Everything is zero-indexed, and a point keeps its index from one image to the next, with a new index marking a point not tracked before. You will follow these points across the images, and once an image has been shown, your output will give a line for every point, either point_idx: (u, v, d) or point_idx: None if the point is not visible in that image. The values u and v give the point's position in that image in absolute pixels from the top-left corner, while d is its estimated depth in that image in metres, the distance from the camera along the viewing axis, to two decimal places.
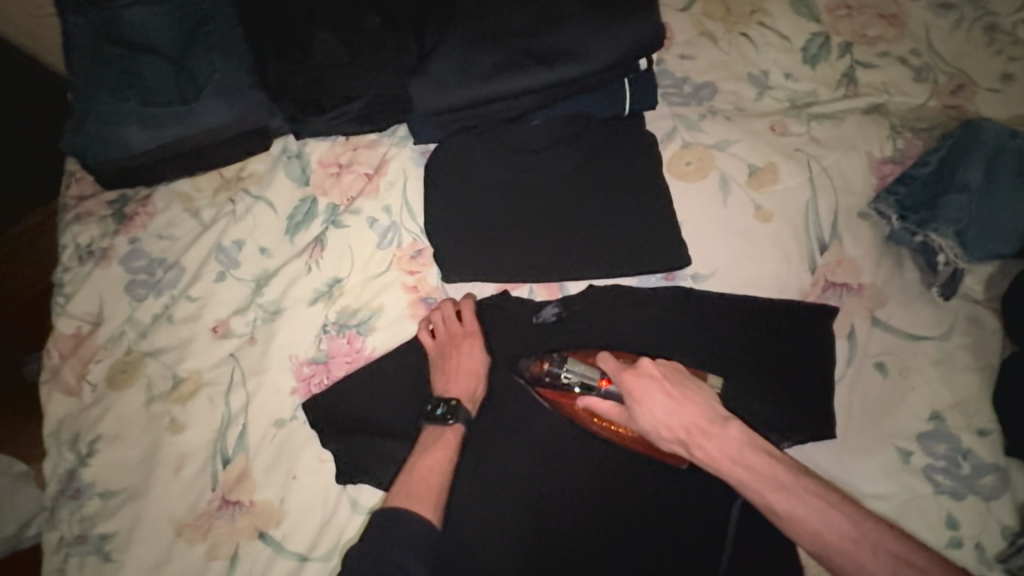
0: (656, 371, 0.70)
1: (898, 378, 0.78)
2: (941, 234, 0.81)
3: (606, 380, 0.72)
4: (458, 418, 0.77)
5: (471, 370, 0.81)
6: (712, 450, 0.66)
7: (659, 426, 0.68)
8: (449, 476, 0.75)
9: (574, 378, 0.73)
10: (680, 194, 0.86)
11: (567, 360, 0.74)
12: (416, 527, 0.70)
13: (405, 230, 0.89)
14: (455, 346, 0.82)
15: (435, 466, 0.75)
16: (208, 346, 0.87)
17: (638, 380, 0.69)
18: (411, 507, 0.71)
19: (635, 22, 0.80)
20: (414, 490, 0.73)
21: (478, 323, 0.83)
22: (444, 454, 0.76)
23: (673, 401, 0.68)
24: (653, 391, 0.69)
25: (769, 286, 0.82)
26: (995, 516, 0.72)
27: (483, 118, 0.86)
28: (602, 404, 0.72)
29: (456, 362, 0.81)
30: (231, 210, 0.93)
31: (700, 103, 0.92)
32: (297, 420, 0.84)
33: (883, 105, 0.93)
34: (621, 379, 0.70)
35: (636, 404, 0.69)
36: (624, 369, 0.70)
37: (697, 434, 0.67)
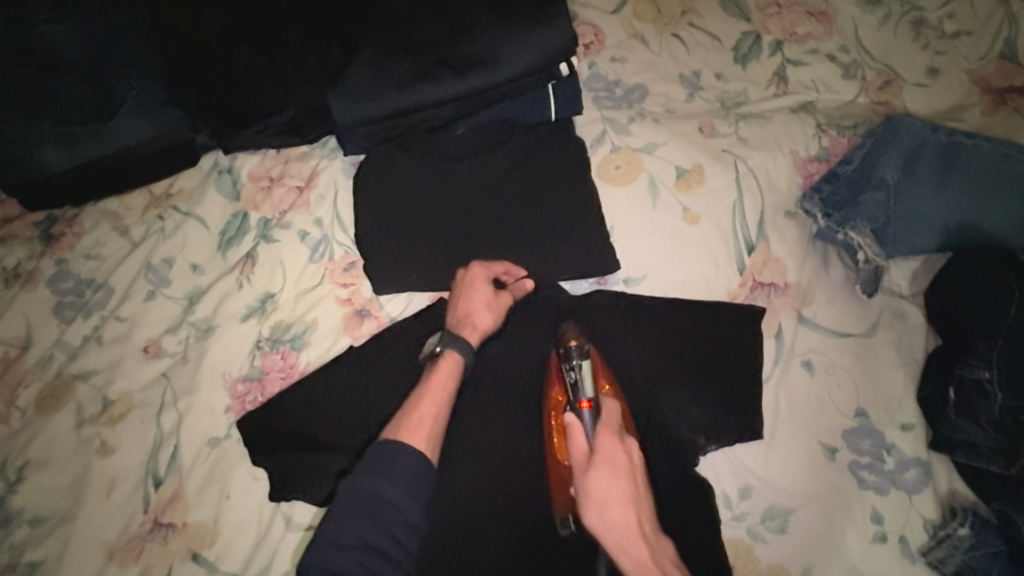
0: (636, 460, 0.67)
1: (824, 376, 0.78)
2: (859, 232, 0.82)
3: (589, 403, 0.70)
4: (449, 347, 0.76)
5: (480, 304, 0.79)
6: (646, 556, 0.61)
7: (608, 505, 0.64)
8: (447, 407, 0.74)
9: (575, 375, 0.72)
10: (609, 199, 0.86)
11: (584, 358, 0.72)
12: (413, 461, 0.67)
13: (337, 242, 0.88)
14: (467, 277, 0.80)
15: (431, 401, 0.73)
16: (138, 366, 0.86)
17: (616, 450, 0.67)
18: (408, 440, 0.69)
19: (547, 26, 0.80)
20: (411, 425, 0.71)
21: (501, 265, 0.82)
22: (442, 382, 0.75)
23: (634, 493, 0.65)
24: (624, 471, 0.65)
25: (699, 288, 0.83)
26: (918, 510, 0.73)
27: (406, 129, 0.87)
28: (578, 431, 0.69)
29: (465, 294, 0.80)
30: (160, 228, 0.92)
31: (630, 106, 0.92)
32: (231, 439, 0.84)
33: (811, 103, 0.93)
34: (603, 439, 0.67)
35: (600, 461, 0.66)
36: (614, 431, 0.68)
37: (639, 534, 0.63)
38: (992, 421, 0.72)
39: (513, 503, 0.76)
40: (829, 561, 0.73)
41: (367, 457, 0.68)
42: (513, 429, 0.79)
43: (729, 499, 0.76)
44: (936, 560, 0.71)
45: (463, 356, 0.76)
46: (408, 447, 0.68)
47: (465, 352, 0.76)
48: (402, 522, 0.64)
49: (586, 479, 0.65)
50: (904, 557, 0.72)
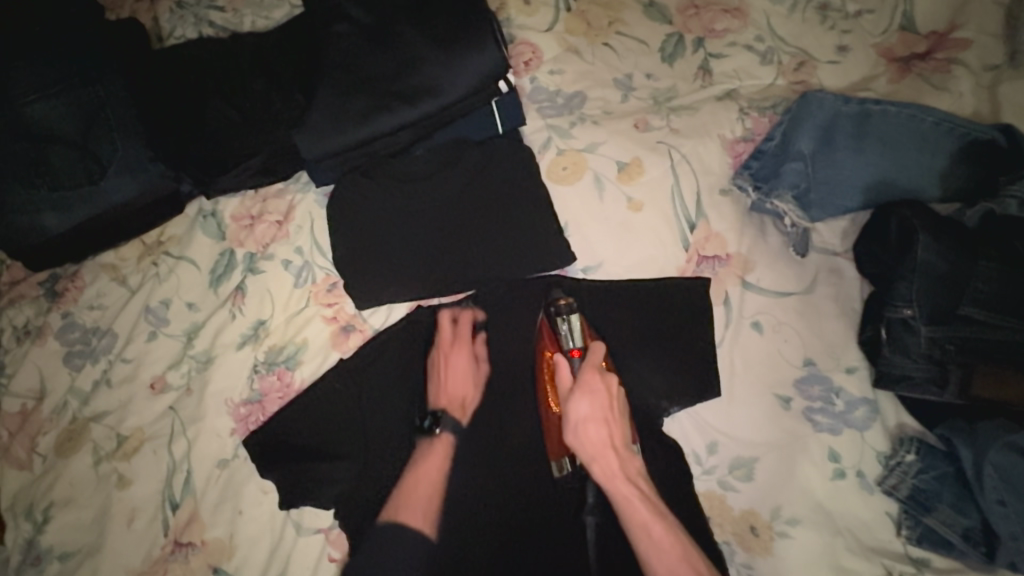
0: (614, 387, 0.77)
1: (772, 333, 0.85)
2: (782, 200, 0.90)
3: (578, 351, 0.80)
4: (445, 427, 0.84)
5: (461, 376, 0.88)
6: (614, 466, 0.72)
7: (586, 425, 0.74)
8: (443, 484, 0.81)
9: (567, 328, 0.81)
10: (560, 197, 0.94)
11: (572, 312, 0.82)
12: (414, 538, 0.74)
13: (318, 266, 0.96)
14: (450, 351, 0.89)
15: (426, 475, 0.81)
16: (147, 402, 0.93)
17: (595, 380, 0.76)
18: (410, 519, 0.76)
19: (482, 52, 0.89)
20: (411, 502, 0.78)
21: (469, 331, 0.91)
22: (437, 463, 0.82)
23: (608, 415, 0.75)
24: (601, 396, 0.75)
25: (651, 268, 0.90)
26: (871, 444, 0.79)
27: (370, 157, 0.95)
28: (563, 367, 0.79)
29: (448, 367, 0.88)
30: (155, 272, 0.99)
31: (571, 112, 1.01)
32: (238, 458, 0.90)
33: (735, 90, 1.02)
34: (585, 373, 0.76)
35: (581, 392, 0.75)
36: (596, 367, 0.77)
37: (609, 447, 0.73)
38: (924, 354, 0.78)
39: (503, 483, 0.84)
40: (796, 502, 0.78)
41: (373, 536, 0.75)
42: (500, 414, 0.88)
43: (699, 456, 0.82)
44: (890, 488, 0.77)
45: (455, 436, 0.85)
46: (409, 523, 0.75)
47: (456, 432, 0.85)
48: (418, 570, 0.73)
49: (567, 402, 0.75)
50: (863, 489, 0.78)
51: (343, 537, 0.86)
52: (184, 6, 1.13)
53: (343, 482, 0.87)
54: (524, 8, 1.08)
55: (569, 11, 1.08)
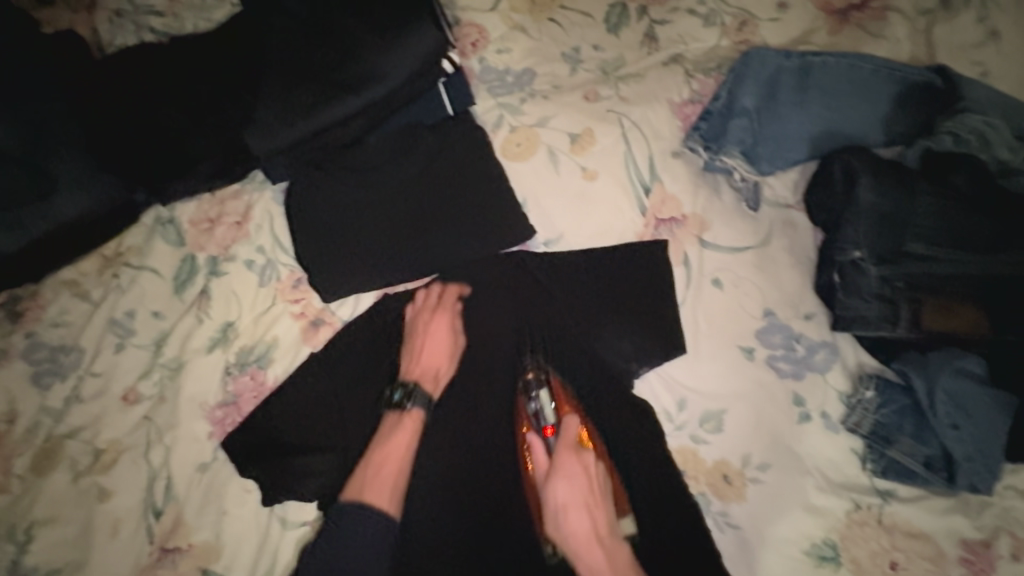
0: (591, 468, 0.75)
1: (732, 288, 0.87)
2: (730, 156, 0.91)
3: (551, 429, 0.80)
4: (415, 403, 0.82)
5: (440, 350, 0.87)
6: (599, 561, 0.69)
7: (566, 513, 0.72)
8: (409, 462, 0.80)
9: (536, 405, 0.81)
10: (516, 173, 0.95)
11: (542, 389, 0.82)
12: (376, 521, 0.74)
13: (281, 264, 0.97)
14: (433, 322, 0.88)
15: (393, 454, 0.79)
16: (121, 414, 0.93)
17: (571, 462, 0.75)
18: (372, 500, 0.75)
19: (420, 32, 0.89)
20: (371, 483, 0.76)
21: (454, 303, 0.90)
22: (402, 443, 0.80)
23: (580, 482, 0.73)
24: (578, 482, 0.73)
25: (610, 237, 0.91)
26: (832, 385, 0.82)
27: (324, 150, 0.95)
28: (539, 452, 0.79)
29: (427, 340, 0.87)
30: (117, 284, 0.99)
31: (521, 89, 1.01)
32: (219, 461, 0.91)
33: (681, 54, 1.03)
34: (559, 455, 0.75)
35: (557, 478, 0.74)
36: (570, 447, 0.76)
37: (594, 540, 0.70)
38: (875, 294, 0.80)
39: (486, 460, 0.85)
40: (765, 448, 0.81)
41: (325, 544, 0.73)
42: (473, 394, 0.88)
43: (670, 413, 0.84)
44: (854, 425, 0.80)
45: (425, 414, 0.82)
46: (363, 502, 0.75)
47: (426, 409, 0.83)
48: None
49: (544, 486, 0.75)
50: (828, 428, 0.81)
51: None
52: (122, 14, 1.12)
53: (327, 472, 0.88)
54: None
55: None
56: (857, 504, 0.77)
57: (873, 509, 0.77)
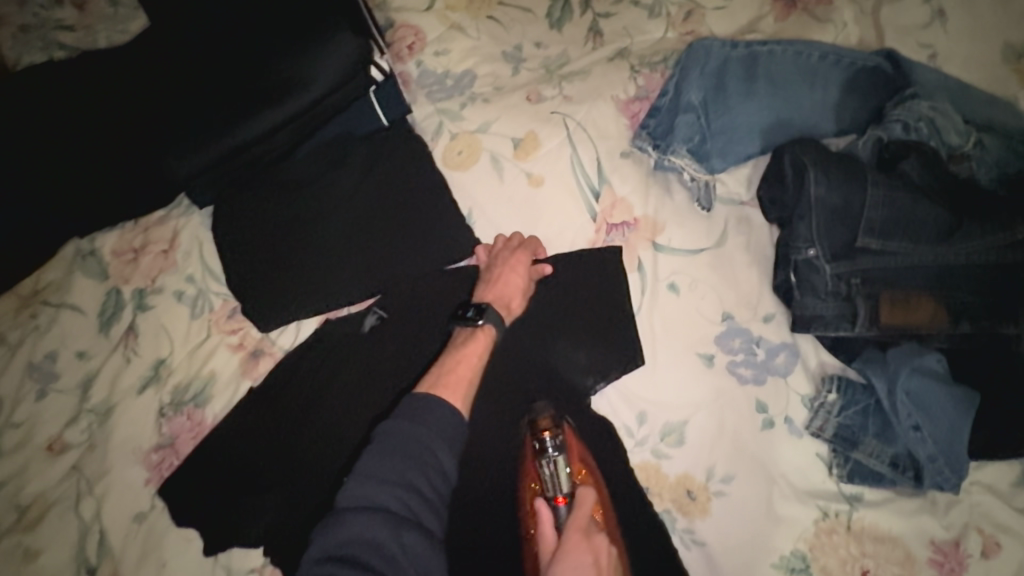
0: (602, 556, 0.63)
1: (688, 293, 0.83)
2: (678, 156, 0.87)
3: (563, 499, 0.72)
4: (488, 319, 0.77)
5: (514, 285, 0.81)
6: None
7: None
8: (480, 373, 0.75)
9: (549, 467, 0.73)
10: (459, 183, 0.90)
11: (560, 448, 0.74)
12: (446, 410, 0.68)
13: (213, 293, 0.90)
14: (511, 259, 0.82)
15: (467, 360, 0.75)
16: (46, 466, 0.86)
17: (579, 546, 0.63)
18: (444, 395, 0.70)
19: (338, 38, 0.84)
20: (449, 380, 0.72)
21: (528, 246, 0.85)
22: (476, 351, 0.76)
23: (585, 568, 0.61)
24: (587, 573, 0.61)
25: (561, 242, 0.87)
26: (795, 388, 0.79)
27: (250, 166, 0.90)
28: (546, 522, 0.70)
29: (506, 273, 0.81)
30: (35, 325, 0.91)
31: (461, 93, 0.95)
32: (156, 509, 0.85)
33: (627, 48, 0.98)
34: (567, 531, 0.65)
35: (562, 555, 0.63)
36: (579, 525, 0.66)
37: None
38: (832, 292, 0.77)
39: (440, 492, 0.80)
40: (728, 459, 0.77)
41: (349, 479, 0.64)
42: None
43: (631, 428, 0.80)
44: (818, 429, 0.77)
45: (498, 330, 0.78)
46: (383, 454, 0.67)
47: (499, 327, 0.78)
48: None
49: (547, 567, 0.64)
50: (793, 434, 0.78)
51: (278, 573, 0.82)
52: (26, 28, 1.03)
53: (272, 516, 0.82)
54: None
55: None
56: (825, 512, 0.75)
57: (842, 515, 0.74)
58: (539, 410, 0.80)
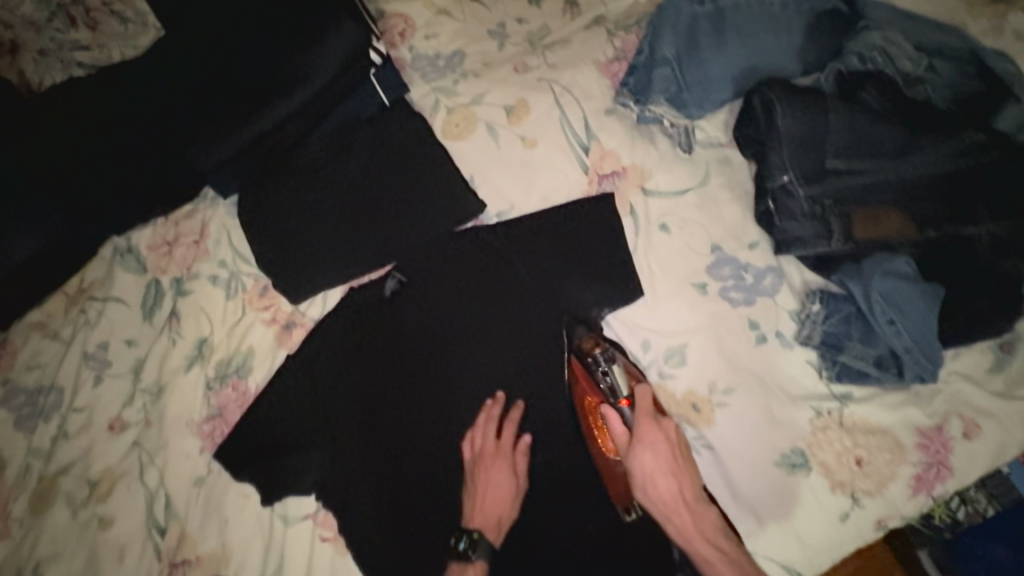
0: (671, 434, 0.76)
1: (679, 231, 0.91)
2: (657, 105, 0.94)
3: (627, 399, 0.79)
4: (480, 551, 0.81)
5: (500, 495, 0.85)
6: (689, 524, 0.73)
7: (654, 479, 0.73)
8: (520, 485, 0.87)
9: (609, 377, 0.80)
10: (460, 153, 0.98)
11: (613, 361, 0.82)
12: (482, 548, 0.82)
13: (245, 274, 0.98)
14: (484, 471, 0.86)
15: (500, 492, 0.85)
16: (109, 444, 0.94)
17: (653, 431, 0.75)
18: (477, 529, 0.83)
19: (337, 29, 0.91)
20: (483, 513, 0.84)
21: (509, 440, 0.87)
22: (506, 475, 0.86)
23: (658, 445, 0.75)
24: (664, 449, 0.75)
25: (558, 196, 0.95)
26: (782, 305, 0.87)
27: (267, 155, 0.97)
28: (614, 421, 0.78)
29: (485, 481, 0.85)
30: (85, 319, 0.99)
31: (453, 71, 1.03)
32: (213, 472, 0.93)
33: (603, 15, 1.05)
34: (641, 424, 0.75)
35: (641, 445, 0.74)
36: (650, 416, 0.76)
37: (682, 504, 0.73)
38: (807, 214, 0.84)
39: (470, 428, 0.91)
40: (727, 373, 0.85)
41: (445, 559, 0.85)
42: (450, 369, 0.93)
43: (637, 354, 0.89)
44: (807, 339, 0.84)
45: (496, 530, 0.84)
46: (472, 531, 0.82)
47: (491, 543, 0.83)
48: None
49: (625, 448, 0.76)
50: (784, 346, 0.85)
51: (331, 518, 0.90)
52: (44, 53, 1.10)
53: (322, 465, 0.91)
54: None
55: None
56: (818, 411, 0.82)
57: (834, 413, 0.82)
58: (582, 336, 0.86)
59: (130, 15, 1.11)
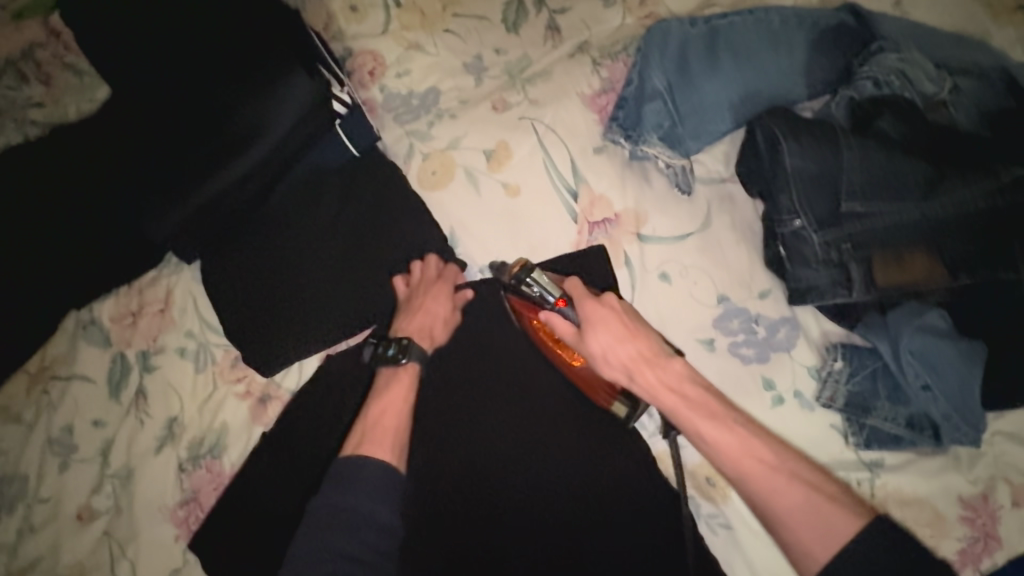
0: (617, 304, 0.70)
1: (681, 280, 0.82)
2: (650, 145, 0.85)
3: (562, 299, 0.72)
4: (411, 356, 0.78)
5: (435, 318, 0.82)
6: (683, 407, 0.64)
7: (605, 348, 0.68)
8: (456, 314, 0.84)
9: (538, 288, 0.72)
10: (438, 203, 0.90)
11: (533, 269, 0.73)
12: (378, 469, 0.67)
13: (214, 345, 0.92)
14: (425, 289, 0.84)
15: (434, 318, 0.82)
16: (78, 536, 0.88)
17: (597, 306, 0.70)
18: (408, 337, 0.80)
19: (292, 78, 0.84)
20: (375, 435, 0.71)
21: (451, 269, 0.85)
22: (447, 285, 0.84)
23: (636, 354, 0.68)
24: (611, 320, 0.68)
25: (545, 248, 0.87)
26: (800, 361, 0.78)
27: (231, 218, 0.91)
28: (558, 322, 0.71)
29: (423, 292, 0.83)
30: (48, 400, 0.93)
31: (428, 111, 0.94)
32: (190, 563, 0.86)
33: (587, 41, 0.97)
34: (582, 303, 0.70)
35: (589, 325, 0.69)
36: (589, 294, 0.71)
37: (647, 364, 0.67)
38: (823, 261, 0.76)
39: (457, 520, 0.78)
40: None
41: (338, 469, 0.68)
42: None
43: (642, 421, 0.82)
44: (829, 400, 0.75)
45: (419, 365, 0.79)
46: (403, 338, 0.79)
47: (422, 362, 0.79)
48: (348, 492, 0.65)
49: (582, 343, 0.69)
50: (804, 407, 0.77)
51: None
52: None
53: None
54: (353, 15, 0.98)
55: (400, 6, 0.98)
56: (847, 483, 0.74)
57: (864, 484, 0.74)
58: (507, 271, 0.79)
59: (84, 66, 1.03)
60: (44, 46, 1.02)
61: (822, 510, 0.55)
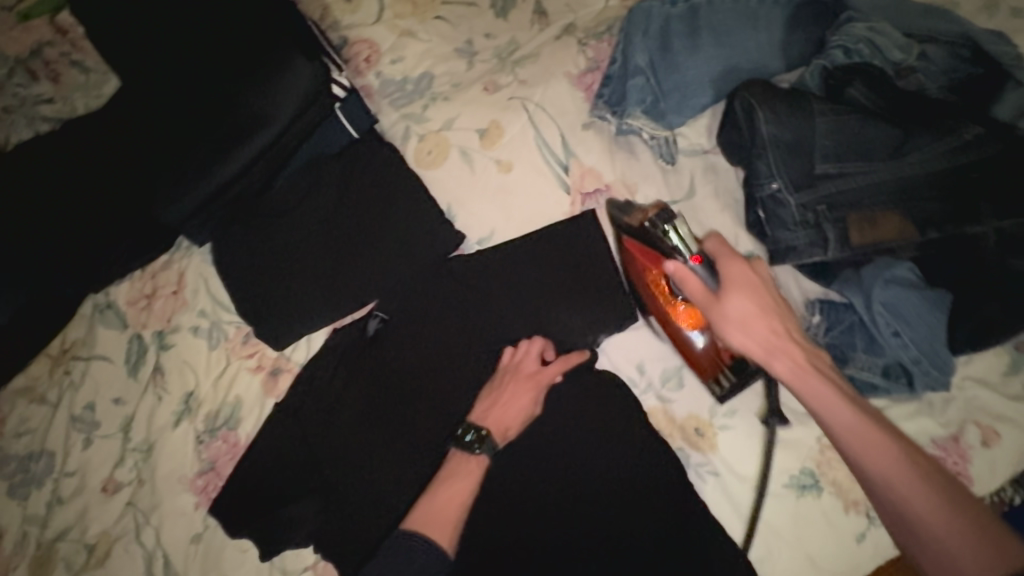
0: (757, 273, 0.70)
1: None
2: (634, 118, 0.89)
3: (698, 257, 0.70)
4: (484, 450, 0.80)
5: (518, 412, 0.84)
6: (805, 381, 0.65)
7: (738, 322, 0.68)
8: (538, 404, 0.85)
9: (677, 238, 0.70)
10: (436, 181, 0.94)
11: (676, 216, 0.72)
12: (429, 554, 0.72)
13: (226, 323, 0.97)
14: (515, 375, 0.86)
15: (517, 411, 0.84)
16: (104, 505, 0.93)
17: (739, 273, 0.69)
18: (484, 424, 0.83)
19: (293, 65, 0.89)
20: (433, 516, 0.75)
21: (551, 370, 0.86)
22: (546, 377, 0.85)
23: (767, 330, 0.68)
24: (750, 291, 0.68)
25: (537, 220, 0.91)
26: None
27: (236, 201, 0.95)
28: (692, 283, 0.69)
29: (513, 383, 0.85)
30: (70, 380, 0.98)
31: (422, 95, 0.99)
32: (210, 528, 0.91)
33: (573, 23, 1.01)
34: (725, 269, 0.69)
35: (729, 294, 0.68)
36: (732, 259, 0.70)
37: (779, 341, 0.67)
38: (799, 222, 0.80)
39: None
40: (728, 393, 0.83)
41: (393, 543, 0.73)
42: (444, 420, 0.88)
43: (633, 378, 0.87)
44: None
45: (487, 462, 0.81)
46: (482, 428, 0.82)
47: (491, 457, 0.81)
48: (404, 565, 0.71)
49: (715, 308, 0.68)
50: None
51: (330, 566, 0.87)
52: (9, 109, 1.06)
53: (317, 515, 0.87)
54: (346, 5, 1.00)
55: None
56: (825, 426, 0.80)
57: None
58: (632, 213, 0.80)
59: (90, 63, 1.07)
60: (53, 45, 1.05)
61: (931, 484, 0.59)
